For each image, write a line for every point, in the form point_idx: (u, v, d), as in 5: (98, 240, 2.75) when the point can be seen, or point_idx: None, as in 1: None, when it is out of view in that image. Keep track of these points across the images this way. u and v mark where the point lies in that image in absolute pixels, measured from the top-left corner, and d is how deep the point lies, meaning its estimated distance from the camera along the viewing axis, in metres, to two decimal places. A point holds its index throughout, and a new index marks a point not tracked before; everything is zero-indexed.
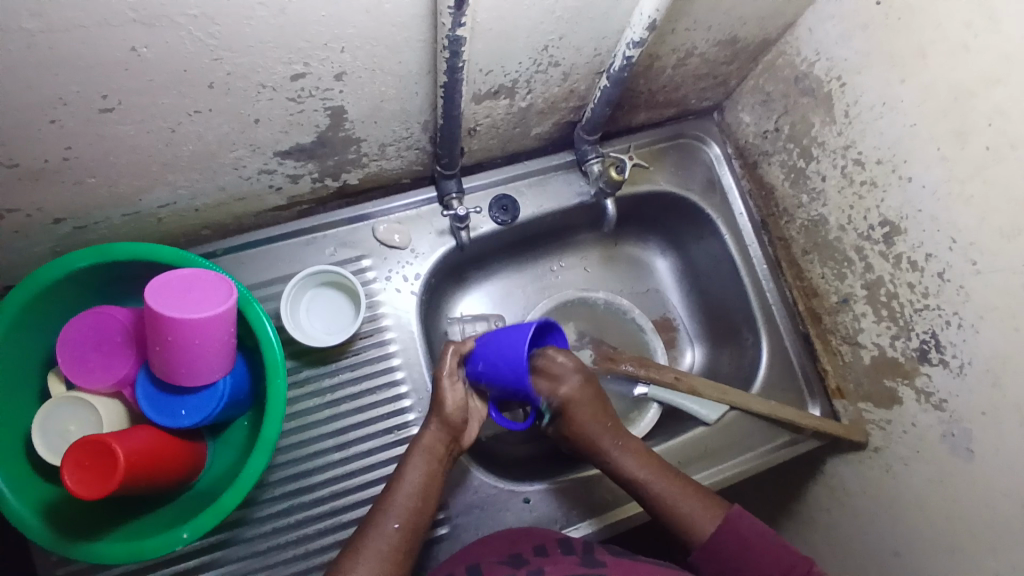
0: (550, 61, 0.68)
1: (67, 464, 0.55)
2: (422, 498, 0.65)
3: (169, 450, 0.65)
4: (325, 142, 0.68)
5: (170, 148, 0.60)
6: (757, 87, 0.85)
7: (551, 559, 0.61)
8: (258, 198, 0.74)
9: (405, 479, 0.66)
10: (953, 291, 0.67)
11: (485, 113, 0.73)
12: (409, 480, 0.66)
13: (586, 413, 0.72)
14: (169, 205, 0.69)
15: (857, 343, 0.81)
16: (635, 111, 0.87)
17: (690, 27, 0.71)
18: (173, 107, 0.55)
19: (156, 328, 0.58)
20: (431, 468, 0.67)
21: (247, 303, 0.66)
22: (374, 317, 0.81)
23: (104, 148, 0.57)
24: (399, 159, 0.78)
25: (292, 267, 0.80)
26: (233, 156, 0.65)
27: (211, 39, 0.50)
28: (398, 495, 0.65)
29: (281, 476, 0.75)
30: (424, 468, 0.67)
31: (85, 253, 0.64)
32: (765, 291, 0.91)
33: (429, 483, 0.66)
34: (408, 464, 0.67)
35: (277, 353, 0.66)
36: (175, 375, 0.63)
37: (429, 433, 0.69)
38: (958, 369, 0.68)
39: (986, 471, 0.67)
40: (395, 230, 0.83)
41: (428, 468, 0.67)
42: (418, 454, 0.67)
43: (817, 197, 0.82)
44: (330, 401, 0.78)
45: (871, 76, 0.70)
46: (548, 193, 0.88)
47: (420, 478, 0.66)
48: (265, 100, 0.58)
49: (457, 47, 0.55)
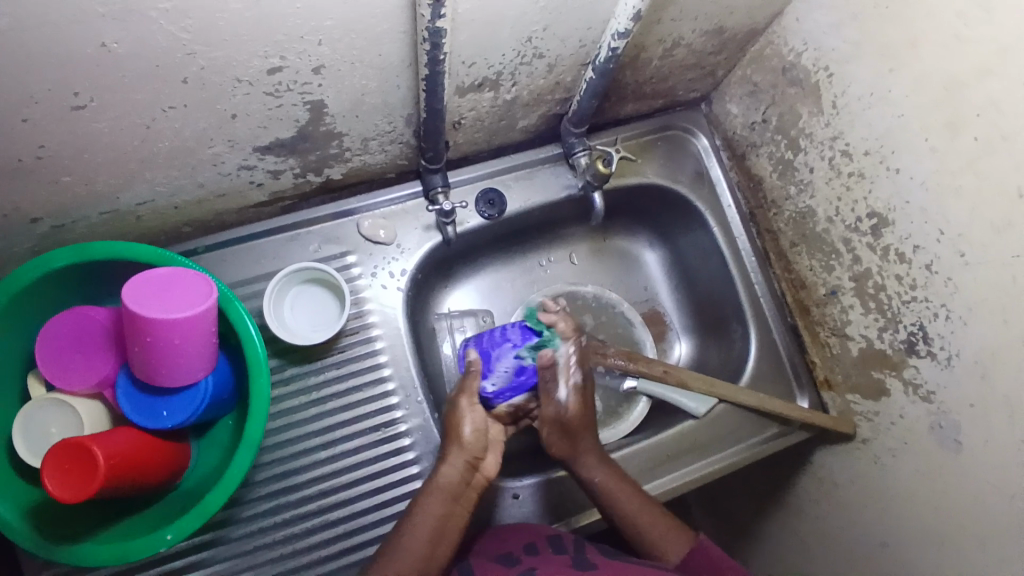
0: (534, 52, 0.66)
1: (49, 466, 0.55)
2: (433, 546, 0.61)
3: (152, 451, 0.65)
4: (306, 136, 0.67)
5: (147, 145, 0.59)
6: (745, 77, 0.85)
7: (542, 559, 0.61)
8: (240, 194, 0.73)
9: (418, 518, 0.62)
10: (941, 284, 0.67)
11: (471, 106, 0.72)
12: (424, 517, 0.62)
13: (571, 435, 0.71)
14: (148, 202, 0.68)
15: (845, 335, 0.81)
16: (622, 103, 0.86)
17: (676, 17, 0.69)
18: (147, 102, 0.54)
19: (136, 328, 0.57)
20: (439, 509, 0.63)
21: (228, 300, 0.65)
22: (360, 314, 0.80)
23: (78, 146, 0.55)
24: (383, 153, 0.76)
25: (276, 264, 0.79)
26: (212, 152, 0.64)
27: (184, 32, 0.48)
28: (411, 532, 0.61)
29: (267, 475, 0.75)
30: (438, 505, 0.64)
31: (63, 252, 0.63)
32: (754, 284, 0.91)
33: (443, 524, 0.63)
34: (426, 497, 0.64)
35: (261, 353, 0.65)
36: (155, 376, 0.62)
37: (447, 470, 0.66)
38: (946, 360, 0.68)
39: (974, 463, 0.67)
40: (381, 225, 0.82)
41: (441, 509, 0.63)
42: (434, 490, 0.64)
43: (805, 188, 0.81)
44: (316, 399, 0.77)
45: (859, 67, 0.69)
46: (535, 186, 0.87)
47: (433, 521, 0.62)
48: (243, 94, 0.57)
49: (438, 38, 0.53)
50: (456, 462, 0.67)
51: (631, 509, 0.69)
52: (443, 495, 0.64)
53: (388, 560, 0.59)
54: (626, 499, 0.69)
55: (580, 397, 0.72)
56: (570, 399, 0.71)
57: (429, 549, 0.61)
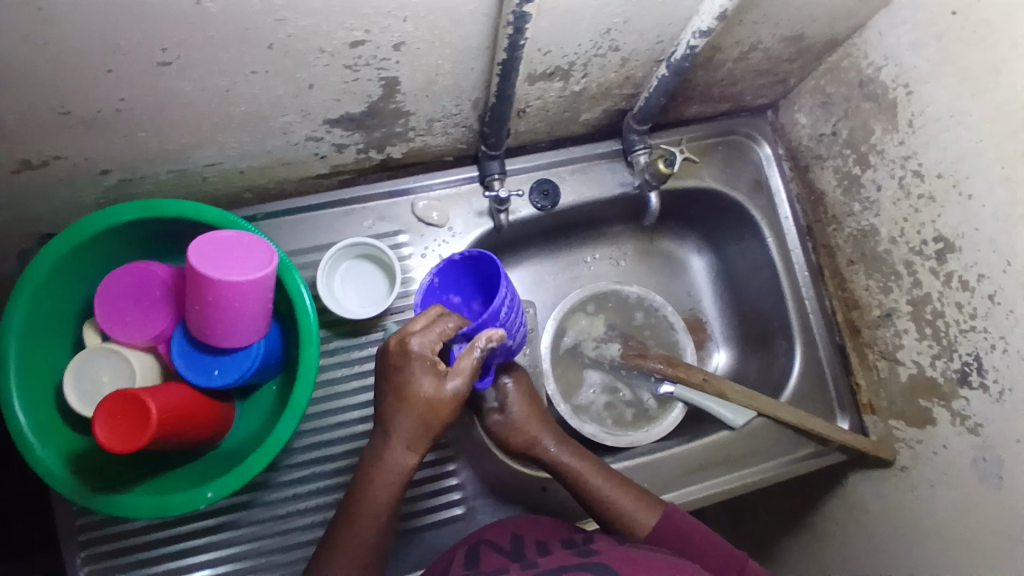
0: (610, 45, 0.65)
1: (100, 416, 0.57)
2: (384, 525, 0.62)
3: (200, 407, 0.67)
4: (375, 113, 0.67)
5: (223, 108, 0.60)
6: (817, 87, 0.83)
7: (548, 548, 0.61)
8: (302, 164, 0.74)
9: (370, 508, 0.61)
10: (1002, 316, 0.64)
11: (538, 95, 0.71)
12: (375, 507, 0.61)
13: (524, 419, 0.76)
14: (216, 164, 0.69)
15: (896, 360, 0.79)
16: (688, 104, 0.84)
17: (759, 20, 0.67)
18: (230, 64, 0.54)
19: (197, 287, 0.59)
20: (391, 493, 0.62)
21: (286, 269, 0.66)
22: (407, 293, 0.80)
23: (157, 102, 0.56)
24: (445, 136, 0.76)
25: (330, 237, 0.80)
26: (284, 120, 0.64)
27: None
28: (368, 524, 0.61)
29: (305, 443, 0.76)
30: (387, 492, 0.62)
31: (131, 206, 0.65)
32: (804, 299, 0.89)
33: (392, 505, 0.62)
34: (373, 485, 0.61)
35: (314, 324, 0.66)
36: (211, 335, 0.64)
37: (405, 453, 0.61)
38: (998, 395, 0.66)
39: (1019, 504, 0.64)
40: (434, 207, 0.82)
41: (386, 494, 0.61)
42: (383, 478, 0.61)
43: (869, 206, 0.79)
44: (358, 373, 0.77)
45: (941, 87, 0.67)
46: (590, 180, 0.86)
47: (384, 507, 0.61)
48: (322, 66, 0.57)
49: (522, 23, 0.53)
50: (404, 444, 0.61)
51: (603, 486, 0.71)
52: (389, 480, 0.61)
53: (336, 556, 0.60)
54: (593, 475, 0.72)
55: (525, 400, 0.78)
56: (512, 399, 0.78)
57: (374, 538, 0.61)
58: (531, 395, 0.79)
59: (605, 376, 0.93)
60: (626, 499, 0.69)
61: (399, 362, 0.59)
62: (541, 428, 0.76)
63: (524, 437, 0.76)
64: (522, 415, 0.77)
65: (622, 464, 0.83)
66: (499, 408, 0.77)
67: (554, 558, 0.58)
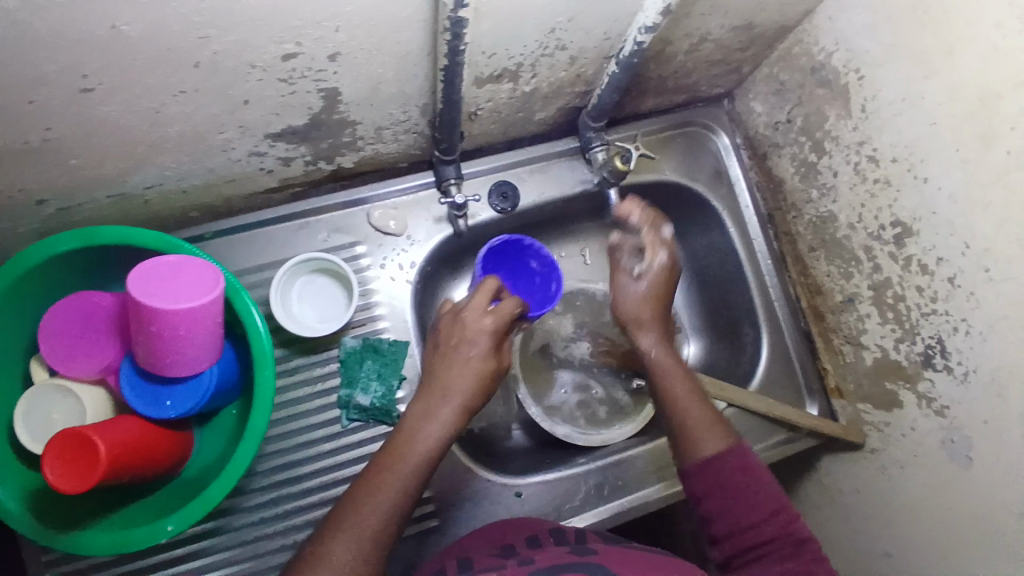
0: (556, 44, 0.63)
1: (49, 456, 0.54)
2: (428, 463, 0.59)
3: (153, 440, 0.64)
4: (319, 124, 0.64)
5: (157, 130, 0.57)
6: (771, 75, 0.82)
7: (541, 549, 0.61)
8: (249, 180, 0.71)
9: (423, 437, 0.60)
10: (962, 298, 0.65)
11: (488, 97, 0.70)
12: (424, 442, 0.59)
13: (655, 292, 0.77)
14: (157, 186, 0.66)
15: (860, 344, 0.80)
16: (643, 97, 0.83)
17: (706, 12, 0.66)
18: (158, 86, 0.52)
19: (141, 317, 0.57)
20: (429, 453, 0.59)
21: (235, 291, 0.64)
22: (367, 306, 0.78)
23: (85, 129, 0.54)
24: (396, 143, 0.74)
25: (285, 252, 0.77)
26: (223, 137, 0.62)
27: (195, 16, 0.46)
28: (411, 455, 0.58)
29: (270, 466, 0.74)
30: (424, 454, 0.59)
31: (70, 236, 0.62)
32: (768, 287, 0.89)
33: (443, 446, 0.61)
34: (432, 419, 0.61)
35: (268, 347, 0.64)
36: (160, 365, 0.62)
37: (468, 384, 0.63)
38: (962, 376, 0.66)
39: (985, 482, 0.65)
40: (391, 215, 0.80)
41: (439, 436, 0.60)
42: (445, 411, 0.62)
43: (827, 193, 0.79)
44: (322, 391, 0.76)
45: (891, 71, 0.67)
46: (550, 179, 0.85)
47: (436, 441, 0.60)
48: (255, 81, 0.54)
49: (459, 29, 0.51)
50: (453, 407, 0.62)
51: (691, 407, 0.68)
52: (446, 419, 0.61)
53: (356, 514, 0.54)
54: (677, 382, 0.71)
55: (664, 276, 0.77)
56: (648, 274, 0.76)
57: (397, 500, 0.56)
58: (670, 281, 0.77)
59: (576, 375, 0.93)
60: (697, 415, 0.67)
61: (457, 336, 0.67)
62: (654, 314, 0.76)
63: (632, 323, 0.76)
64: (636, 302, 0.76)
65: (595, 463, 0.83)
66: (627, 279, 0.77)
67: (548, 556, 0.58)
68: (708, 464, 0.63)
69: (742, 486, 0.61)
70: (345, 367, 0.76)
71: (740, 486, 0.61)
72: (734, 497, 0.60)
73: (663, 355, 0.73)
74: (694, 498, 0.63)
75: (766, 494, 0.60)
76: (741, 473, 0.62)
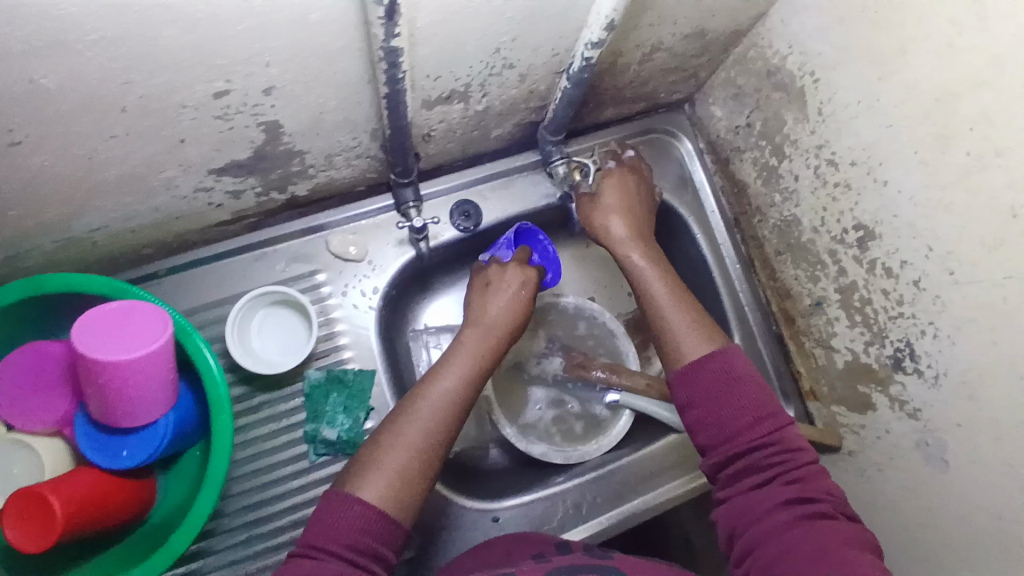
0: (503, 63, 0.62)
1: (6, 518, 0.54)
2: (464, 390, 0.65)
3: (115, 490, 0.63)
4: (265, 156, 0.63)
5: (93, 174, 0.55)
6: (728, 79, 0.81)
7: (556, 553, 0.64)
8: (199, 215, 0.69)
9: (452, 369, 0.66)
10: (928, 301, 0.64)
11: (439, 118, 0.68)
12: (456, 372, 0.66)
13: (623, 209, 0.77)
14: (102, 228, 0.64)
15: (832, 347, 0.79)
16: (601, 108, 0.82)
17: (655, 22, 0.65)
18: (87, 132, 0.50)
19: (88, 370, 0.56)
20: (470, 375, 0.66)
21: (185, 333, 0.63)
22: (331, 335, 0.76)
23: (16, 180, 0.52)
24: (349, 169, 0.72)
25: (242, 285, 0.75)
26: (164, 177, 0.60)
27: (116, 62, 0.44)
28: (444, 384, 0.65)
29: (238, 507, 0.72)
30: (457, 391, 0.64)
31: (13, 286, 0.60)
32: (738, 292, 0.88)
33: (478, 378, 0.68)
34: (457, 355, 0.67)
35: (223, 390, 0.63)
36: (112, 416, 0.60)
37: (504, 323, 0.72)
38: (933, 379, 0.66)
39: (961, 483, 0.65)
40: (350, 241, 0.78)
41: (472, 366, 0.67)
42: (471, 346, 0.69)
43: (789, 197, 0.78)
44: (287, 427, 0.74)
45: (845, 73, 0.66)
46: (512, 196, 0.84)
47: (466, 372, 0.66)
48: (188, 120, 0.52)
49: (394, 58, 0.49)
50: (493, 337, 0.70)
51: (675, 319, 0.69)
52: (476, 352, 0.68)
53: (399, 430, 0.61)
54: (656, 285, 0.72)
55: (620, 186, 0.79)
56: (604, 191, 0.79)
57: (440, 418, 0.63)
58: (629, 202, 0.78)
59: (550, 391, 0.92)
60: (681, 323, 0.68)
61: (494, 278, 0.75)
62: (633, 229, 0.76)
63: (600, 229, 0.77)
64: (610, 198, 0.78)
65: (572, 482, 0.81)
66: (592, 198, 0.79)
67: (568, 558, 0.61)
68: (693, 371, 0.64)
69: (730, 397, 0.62)
70: (310, 401, 0.74)
71: (729, 398, 0.61)
72: (722, 409, 0.61)
73: (649, 266, 0.73)
74: (682, 407, 0.64)
75: (754, 399, 0.62)
76: (728, 380, 0.62)
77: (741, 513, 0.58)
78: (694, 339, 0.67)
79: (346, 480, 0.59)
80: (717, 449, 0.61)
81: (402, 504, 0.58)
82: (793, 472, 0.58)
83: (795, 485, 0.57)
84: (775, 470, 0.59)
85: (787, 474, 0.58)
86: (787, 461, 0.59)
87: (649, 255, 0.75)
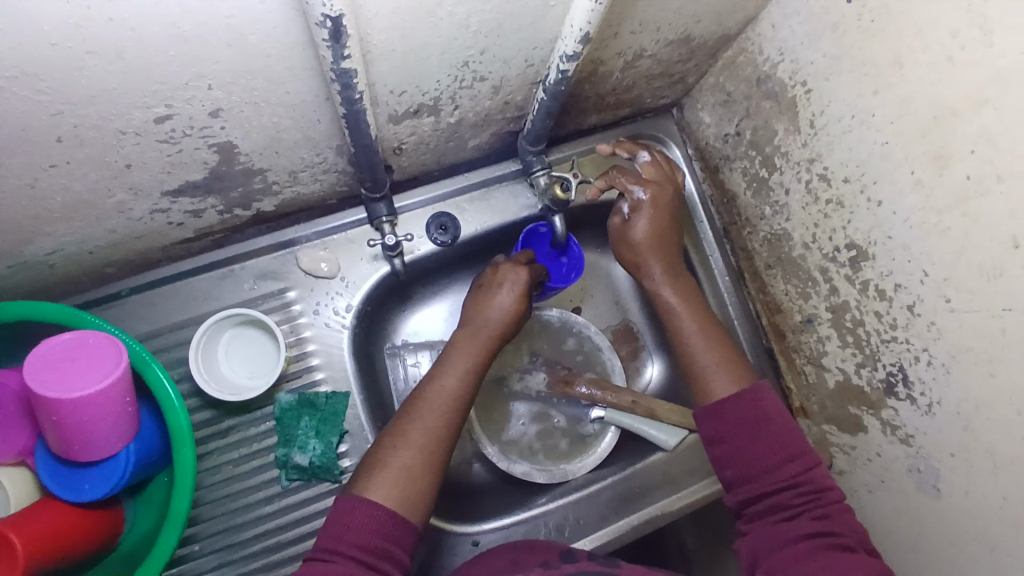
0: (473, 76, 0.59)
1: None
2: (466, 385, 0.67)
3: (83, 522, 0.61)
4: (221, 176, 0.59)
5: (36, 204, 0.52)
6: (717, 85, 0.77)
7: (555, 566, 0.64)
8: (160, 234, 0.66)
9: (453, 365, 0.68)
10: (923, 327, 0.61)
11: (409, 131, 0.65)
12: (458, 369, 0.68)
13: (655, 232, 0.76)
14: (58, 251, 0.61)
15: (822, 365, 0.76)
16: (584, 115, 0.78)
17: (636, 30, 0.62)
18: (23, 164, 0.47)
19: (40, 407, 0.53)
20: (468, 375, 0.68)
21: (143, 362, 0.60)
22: (302, 356, 0.74)
23: None
24: (317, 183, 0.69)
25: (208, 306, 0.72)
26: (114, 201, 0.56)
27: (42, 95, 0.41)
28: (447, 385, 0.66)
29: (206, 534, 0.69)
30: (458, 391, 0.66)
31: None
32: (727, 304, 0.85)
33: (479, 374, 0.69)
34: (455, 354, 0.69)
35: (184, 421, 0.61)
36: (70, 450, 0.58)
37: (506, 323, 0.72)
38: (927, 407, 0.62)
39: (954, 514, 0.62)
40: (322, 258, 0.75)
41: (473, 360, 0.69)
42: (470, 344, 0.70)
43: (780, 210, 0.75)
44: (256, 451, 0.72)
45: (839, 84, 0.63)
46: (491, 208, 0.80)
47: (468, 367, 0.68)
48: (131, 145, 0.49)
49: (346, 79, 0.46)
50: (484, 336, 0.71)
51: (706, 360, 0.70)
52: (477, 348, 0.70)
53: (404, 431, 0.63)
54: (686, 323, 0.73)
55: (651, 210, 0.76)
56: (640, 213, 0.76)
57: (441, 419, 0.64)
58: (663, 220, 0.77)
59: (534, 406, 0.89)
60: (716, 364, 0.70)
61: (486, 279, 0.75)
62: (653, 252, 0.76)
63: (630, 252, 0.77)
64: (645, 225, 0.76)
65: (555, 503, 0.79)
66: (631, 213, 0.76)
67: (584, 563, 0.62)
68: (722, 408, 0.65)
69: (755, 434, 0.63)
70: (281, 425, 0.72)
71: (756, 436, 0.62)
72: (750, 446, 0.62)
73: (680, 303, 0.74)
74: (708, 442, 0.65)
75: (783, 438, 0.62)
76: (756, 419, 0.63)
77: (762, 543, 0.58)
78: (726, 381, 0.68)
79: (357, 482, 0.60)
80: (744, 484, 0.62)
81: (413, 504, 0.60)
82: (819, 509, 0.58)
83: (820, 522, 0.58)
84: (800, 507, 0.59)
85: (815, 512, 0.58)
86: (813, 500, 0.59)
87: (681, 289, 0.75)
